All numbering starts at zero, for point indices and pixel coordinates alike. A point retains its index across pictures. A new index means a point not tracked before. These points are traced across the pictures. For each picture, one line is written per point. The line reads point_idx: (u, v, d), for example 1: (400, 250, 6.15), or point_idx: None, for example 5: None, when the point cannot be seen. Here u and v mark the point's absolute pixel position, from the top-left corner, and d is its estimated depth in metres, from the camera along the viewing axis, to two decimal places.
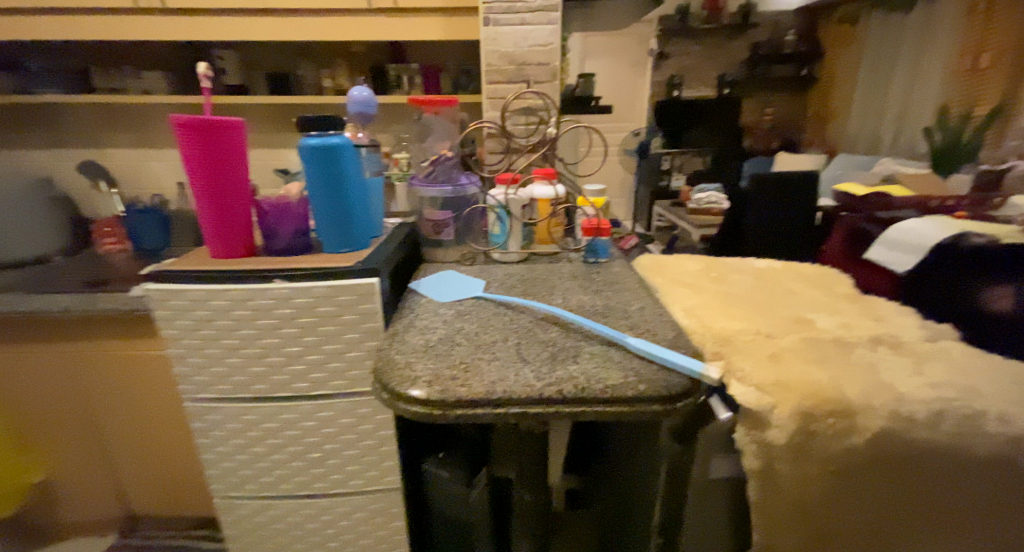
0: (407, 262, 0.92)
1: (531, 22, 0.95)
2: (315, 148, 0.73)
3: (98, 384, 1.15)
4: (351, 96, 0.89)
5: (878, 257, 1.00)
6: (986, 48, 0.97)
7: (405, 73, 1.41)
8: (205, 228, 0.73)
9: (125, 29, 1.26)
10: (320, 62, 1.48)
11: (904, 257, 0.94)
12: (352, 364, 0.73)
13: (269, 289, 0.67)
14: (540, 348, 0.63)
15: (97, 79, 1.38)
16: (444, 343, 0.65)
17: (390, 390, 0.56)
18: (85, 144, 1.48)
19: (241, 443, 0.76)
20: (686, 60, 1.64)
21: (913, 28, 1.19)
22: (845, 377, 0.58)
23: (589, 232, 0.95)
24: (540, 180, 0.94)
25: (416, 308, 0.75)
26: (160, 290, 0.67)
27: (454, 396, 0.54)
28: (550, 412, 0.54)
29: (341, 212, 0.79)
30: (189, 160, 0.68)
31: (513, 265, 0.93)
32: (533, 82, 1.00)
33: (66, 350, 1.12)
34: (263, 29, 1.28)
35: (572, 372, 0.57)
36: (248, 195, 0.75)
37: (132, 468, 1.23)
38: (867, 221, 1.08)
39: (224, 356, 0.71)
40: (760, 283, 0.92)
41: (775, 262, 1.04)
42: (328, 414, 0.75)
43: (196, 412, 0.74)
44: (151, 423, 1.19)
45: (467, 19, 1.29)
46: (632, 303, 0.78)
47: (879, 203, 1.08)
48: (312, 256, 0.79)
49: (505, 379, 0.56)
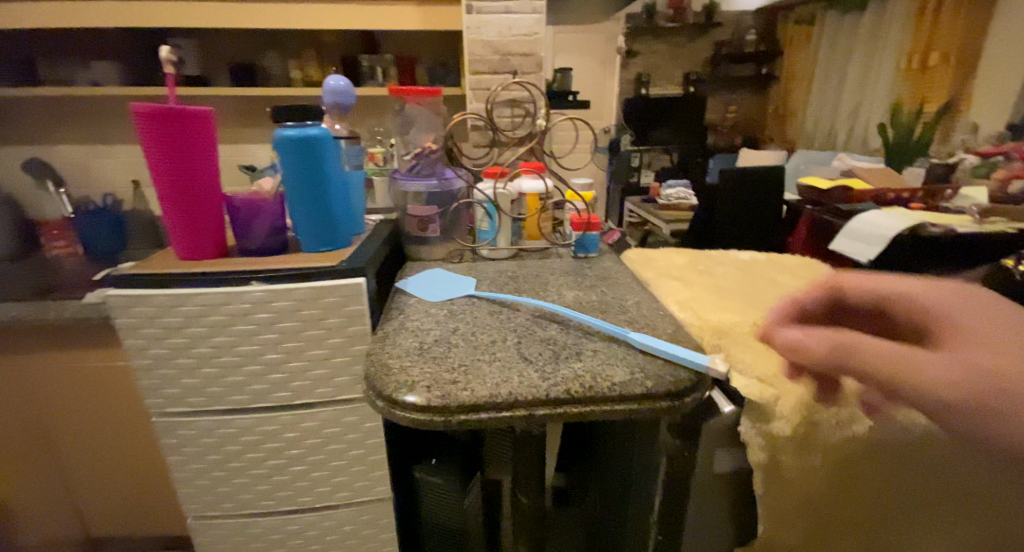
0: (391, 260, 0.88)
1: (515, 10, 0.92)
2: (292, 140, 0.68)
3: (61, 400, 1.02)
4: (326, 85, 0.84)
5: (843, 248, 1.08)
6: (935, 48, 1.44)
7: (379, 64, 1.35)
8: (171, 226, 0.67)
9: (69, 15, 1.15)
10: (289, 52, 1.40)
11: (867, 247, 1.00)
12: (338, 370, 0.68)
13: (246, 292, 0.62)
14: (540, 347, 0.61)
15: (40, 69, 1.26)
16: (439, 345, 0.62)
17: (385, 396, 0.52)
18: (24, 138, 1.35)
19: (216, 459, 0.70)
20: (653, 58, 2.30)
21: (869, 24, 1.77)
22: None
23: (578, 227, 0.93)
24: (529, 173, 0.91)
25: (405, 309, 0.72)
26: (120, 296, 0.60)
27: (457, 400, 0.51)
28: (557, 414, 0.52)
29: (322, 208, 0.74)
30: (151, 152, 0.62)
31: (503, 261, 0.91)
32: (518, 72, 0.97)
33: (23, 362, 0.98)
34: (226, 15, 1.20)
35: (576, 370, 0.55)
36: (219, 191, 0.69)
37: (95, 489, 1.10)
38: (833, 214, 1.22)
39: (195, 367, 0.65)
40: (747, 274, 0.93)
41: (758, 253, 1.06)
42: (312, 425, 0.70)
43: (164, 429, 0.67)
44: (116, 441, 1.06)
45: (443, 8, 1.24)
46: (628, 298, 0.77)
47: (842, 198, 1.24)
48: (290, 256, 0.73)
49: (509, 381, 0.54)
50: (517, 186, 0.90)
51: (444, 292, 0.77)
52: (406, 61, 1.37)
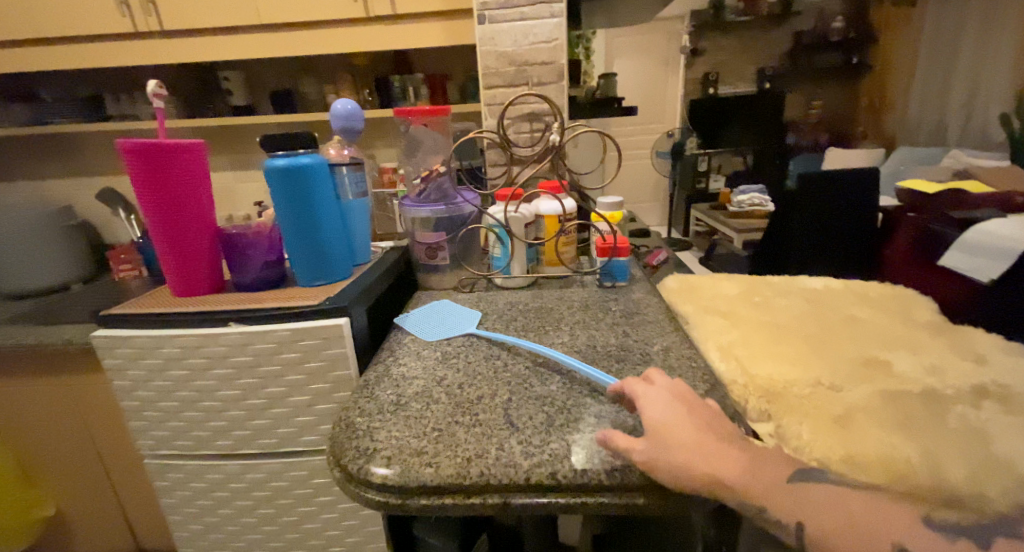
0: (397, 290, 0.83)
1: (531, 16, 0.84)
2: (281, 169, 0.63)
3: (92, 416, 1.08)
4: (333, 109, 0.81)
5: (956, 263, 0.95)
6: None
7: (409, 83, 1.33)
8: (165, 263, 0.66)
9: (124, 54, 1.24)
10: (326, 76, 1.44)
11: (988, 264, 0.88)
12: (321, 417, 0.64)
13: (222, 335, 0.60)
14: (533, 409, 0.51)
15: (110, 106, 1.38)
16: (418, 400, 0.54)
17: (342, 466, 0.46)
18: (102, 172, 1.50)
19: (208, 503, 0.69)
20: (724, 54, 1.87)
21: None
22: (946, 455, 0.42)
23: (605, 253, 0.82)
24: (546, 194, 0.82)
25: (395, 350, 0.65)
26: (110, 336, 0.61)
27: (417, 479, 0.42)
28: (538, 504, 0.41)
29: (316, 241, 0.69)
30: (139, 189, 0.61)
31: (517, 292, 0.83)
32: (537, 83, 0.89)
33: (63, 382, 1.05)
34: (259, 45, 1.23)
35: (570, 445, 0.45)
36: (212, 225, 0.67)
37: (131, 502, 1.16)
38: (935, 221, 1.06)
39: (183, 409, 0.64)
40: (813, 308, 0.76)
41: (832, 280, 0.87)
42: (299, 474, 0.66)
43: (159, 469, 0.68)
44: (128, 458, 1.12)
45: (468, 21, 1.20)
46: (654, 341, 0.64)
47: (951, 200, 1.04)
48: (283, 291, 0.70)
49: (483, 455, 0.44)
50: (533, 208, 0.82)
51: (445, 326, 0.71)
52: (436, 78, 1.34)
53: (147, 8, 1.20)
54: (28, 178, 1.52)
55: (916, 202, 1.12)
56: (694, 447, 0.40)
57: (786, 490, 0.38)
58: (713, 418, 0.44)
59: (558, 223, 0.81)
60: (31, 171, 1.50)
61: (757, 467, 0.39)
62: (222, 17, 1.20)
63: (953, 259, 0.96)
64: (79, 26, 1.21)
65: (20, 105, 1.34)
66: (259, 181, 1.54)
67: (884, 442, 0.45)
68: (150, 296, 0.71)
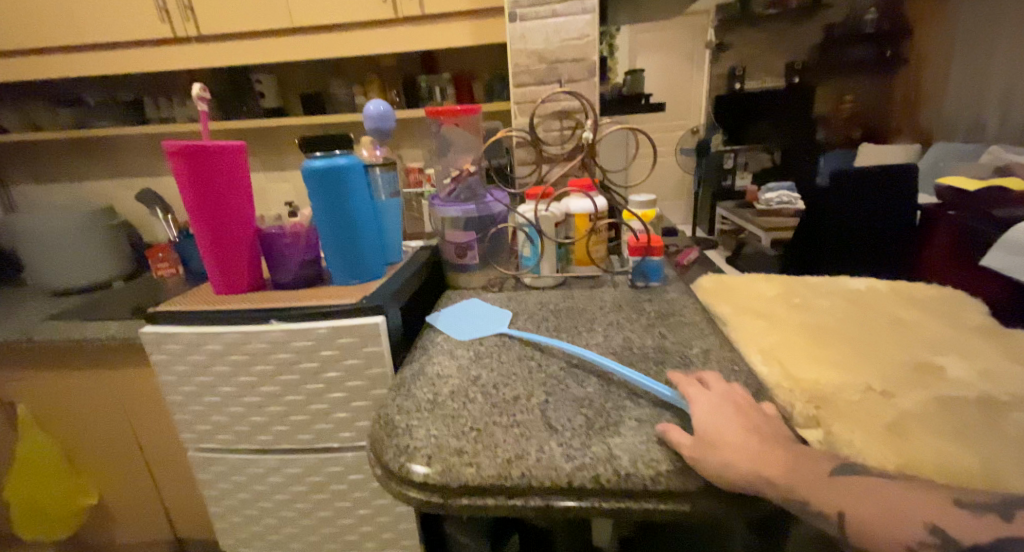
0: (428, 289, 0.83)
1: (563, 13, 0.83)
2: (319, 169, 0.64)
3: (135, 408, 1.12)
4: (366, 110, 0.82)
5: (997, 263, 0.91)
6: None
7: (436, 83, 1.34)
8: (208, 262, 0.68)
9: (162, 59, 1.29)
10: (355, 79, 1.46)
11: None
12: (357, 414, 0.65)
13: (262, 332, 0.61)
14: (571, 411, 0.50)
15: (150, 110, 1.43)
16: (455, 399, 0.54)
17: (384, 463, 0.46)
18: (141, 173, 1.56)
19: (247, 495, 0.71)
20: (749, 50, 1.27)
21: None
22: (1015, 466, 0.40)
23: (637, 252, 0.81)
24: (575, 193, 0.81)
25: (429, 349, 0.65)
26: (156, 332, 0.63)
27: (458, 479, 0.42)
28: (581, 506, 0.41)
29: (351, 241, 0.70)
30: (185, 190, 0.63)
31: (547, 292, 0.82)
32: (567, 81, 0.88)
33: (106, 375, 1.09)
34: (289, 49, 1.26)
35: (612, 448, 0.44)
36: (252, 224, 0.69)
37: (172, 493, 1.20)
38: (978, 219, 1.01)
39: (224, 405, 0.66)
40: (858, 311, 0.73)
41: (875, 281, 0.84)
42: (334, 470, 0.67)
43: (202, 462, 0.70)
44: (172, 450, 1.15)
45: (495, 19, 1.19)
46: (691, 344, 0.62)
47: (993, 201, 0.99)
48: (319, 290, 0.71)
49: (524, 456, 0.44)
50: (563, 206, 0.81)
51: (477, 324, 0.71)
52: (463, 78, 1.34)
53: (185, 15, 1.24)
54: (71, 180, 1.59)
55: (956, 200, 1.07)
56: (741, 447, 0.40)
57: (827, 484, 0.36)
58: (766, 425, 0.43)
59: (588, 221, 0.81)
60: (73, 173, 1.57)
61: (799, 464, 0.38)
62: (256, 21, 1.23)
63: (994, 258, 0.92)
64: (120, 33, 1.26)
65: (67, 110, 1.41)
66: (290, 182, 1.58)
67: (945, 450, 0.42)
68: (193, 294, 0.73)
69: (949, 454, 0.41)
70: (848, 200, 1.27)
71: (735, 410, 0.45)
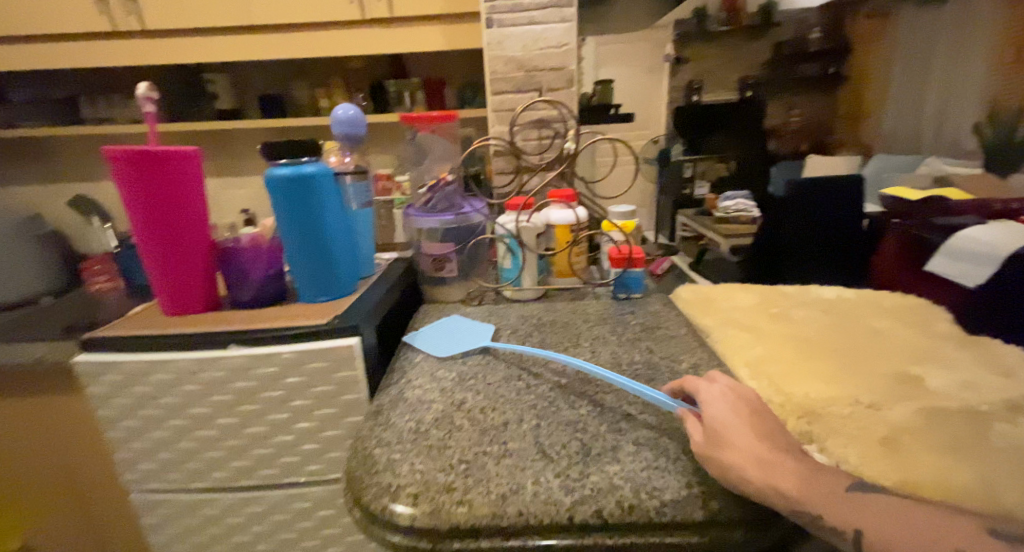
0: (403, 305, 0.79)
1: (541, 20, 0.86)
2: (285, 178, 0.59)
3: (67, 441, 1.00)
4: (335, 115, 0.77)
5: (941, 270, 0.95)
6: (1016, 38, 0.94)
7: (406, 88, 1.29)
8: (157, 279, 0.61)
9: (100, 54, 1.18)
10: (319, 81, 1.39)
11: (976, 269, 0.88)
12: (328, 445, 0.59)
13: (220, 358, 0.55)
14: (565, 436, 0.47)
15: (86, 109, 1.31)
16: (439, 428, 0.50)
17: (363, 504, 0.41)
18: (75, 179, 1.42)
19: (202, 539, 0.64)
20: (708, 64, 1.33)
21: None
22: (1007, 479, 0.40)
23: (619, 264, 0.79)
24: (557, 203, 0.79)
25: (407, 371, 0.61)
26: (93, 362, 0.56)
27: (449, 520, 0.38)
28: (583, 544, 0.38)
29: (320, 255, 0.65)
30: (130, 200, 0.57)
31: (529, 306, 0.79)
32: (546, 88, 0.91)
33: (33, 404, 0.97)
34: (249, 48, 1.18)
35: (611, 477, 0.41)
36: (208, 237, 0.63)
37: (110, 535, 1.07)
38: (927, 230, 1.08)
39: (176, 439, 0.59)
40: (833, 320, 0.74)
41: (845, 290, 0.87)
42: (303, 506, 0.61)
43: (147, 504, 0.63)
44: (111, 487, 1.03)
45: (468, 26, 1.17)
46: (680, 358, 0.61)
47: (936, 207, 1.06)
48: (284, 309, 0.65)
49: (520, 491, 0.41)
50: (544, 217, 0.78)
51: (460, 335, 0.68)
52: (434, 84, 1.31)
53: (129, 7, 1.14)
54: None
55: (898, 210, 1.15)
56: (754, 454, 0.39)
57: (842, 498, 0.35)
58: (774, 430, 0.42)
59: (570, 232, 0.79)
60: None
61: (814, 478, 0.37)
62: (209, 16, 1.15)
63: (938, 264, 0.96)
64: (54, 25, 1.14)
65: None
66: (248, 188, 1.49)
67: (938, 463, 0.42)
68: (139, 315, 0.66)
69: (944, 468, 0.41)
70: (811, 210, 1.28)
71: (744, 406, 0.44)
